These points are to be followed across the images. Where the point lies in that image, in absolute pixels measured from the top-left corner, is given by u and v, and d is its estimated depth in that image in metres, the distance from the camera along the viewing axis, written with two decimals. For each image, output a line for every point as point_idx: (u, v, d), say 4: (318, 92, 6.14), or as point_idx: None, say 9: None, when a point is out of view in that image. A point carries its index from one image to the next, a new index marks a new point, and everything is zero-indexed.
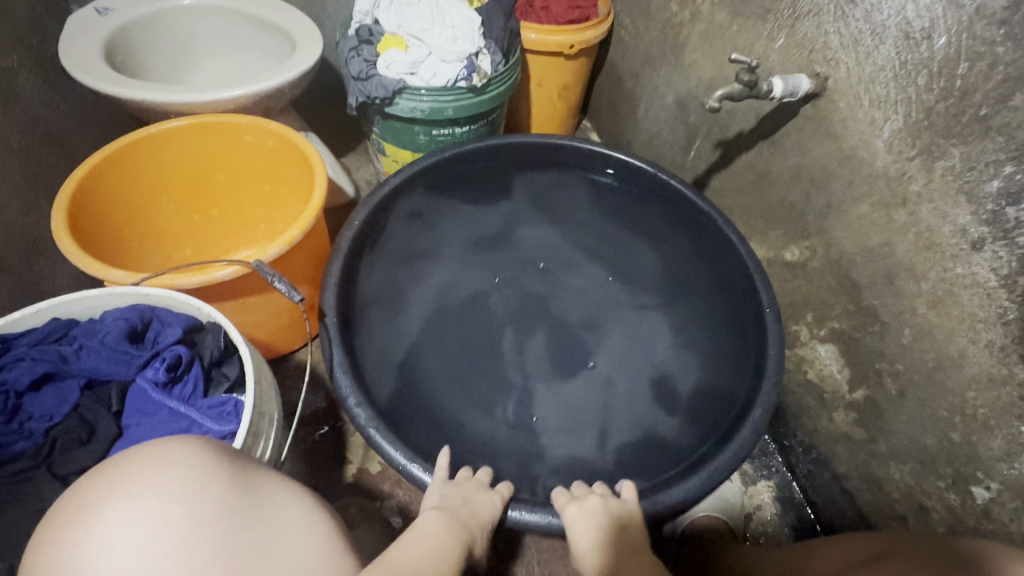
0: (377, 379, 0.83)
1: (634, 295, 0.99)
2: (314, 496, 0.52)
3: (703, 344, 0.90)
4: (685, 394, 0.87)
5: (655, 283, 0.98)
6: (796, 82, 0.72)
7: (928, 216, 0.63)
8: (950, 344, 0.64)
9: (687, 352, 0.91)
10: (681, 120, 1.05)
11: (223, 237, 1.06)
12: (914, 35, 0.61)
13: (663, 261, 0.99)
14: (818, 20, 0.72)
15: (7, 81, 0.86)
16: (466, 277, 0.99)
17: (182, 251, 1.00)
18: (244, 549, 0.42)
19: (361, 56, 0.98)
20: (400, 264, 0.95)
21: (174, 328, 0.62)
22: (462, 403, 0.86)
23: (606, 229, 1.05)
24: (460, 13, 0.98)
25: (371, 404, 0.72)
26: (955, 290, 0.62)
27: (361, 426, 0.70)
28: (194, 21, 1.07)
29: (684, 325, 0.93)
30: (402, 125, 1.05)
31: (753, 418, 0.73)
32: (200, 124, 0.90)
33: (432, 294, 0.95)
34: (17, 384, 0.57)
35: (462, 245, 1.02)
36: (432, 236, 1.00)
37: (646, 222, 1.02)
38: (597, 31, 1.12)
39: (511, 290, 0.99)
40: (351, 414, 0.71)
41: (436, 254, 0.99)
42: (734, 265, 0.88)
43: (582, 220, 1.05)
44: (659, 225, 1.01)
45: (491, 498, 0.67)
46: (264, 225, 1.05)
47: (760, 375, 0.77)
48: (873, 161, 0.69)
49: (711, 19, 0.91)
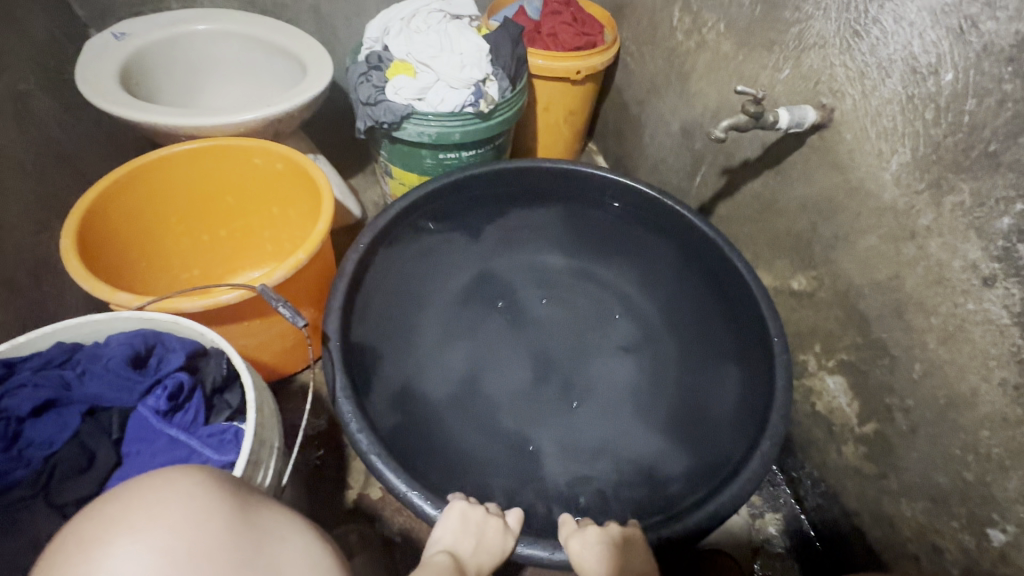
0: (381, 402, 0.82)
1: (638, 321, 0.98)
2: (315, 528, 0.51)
3: (710, 374, 0.89)
4: (690, 423, 0.85)
5: (659, 309, 0.98)
6: (802, 113, 0.72)
7: (937, 250, 0.63)
8: (963, 380, 0.63)
9: (693, 381, 0.89)
10: (686, 148, 1.06)
11: (231, 258, 1.07)
12: (920, 70, 0.61)
13: (670, 287, 0.99)
14: (824, 53, 0.72)
15: (23, 103, 0.88)
16: (468, 303, 0.99)
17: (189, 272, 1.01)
18: None
19: (371, 82, 0.99)
20: (404, 287, 0.95)
21: (178, 353, 0.62)
22: (465, 429, 0.85)
23: (609, 256, 1.05)
24: (468, 40, 0.99)
25: (373, 429, 0.71)
26: (966, 326, 0.61)
27: (363, 451, 0.69)
28: (207, 45, 1.09)
29: (688, 353, 0.92)
30: (410, 149, 1.06)
31: (761, 451, 0.71)
32: (210, 148, 0.92)
33: (435, 318, 0.95)
34: (18, 411, 0.56)
35: (468, 268, 1.02)
36: (434, 261, 0.99)
37: (648, 250, 1.02)
38: (604, 58, 1.14)
39: (513, 316, 0.99)
40: (353, 439, 0.70)
41: (440, 277, 0.99)
42: (741, 292, 0.87)
43: (586, 246, 1.06)
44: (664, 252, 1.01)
45: (503, 539, 0.66)
46: (272, 247, 1.06)
47: (768, 408, 0.75)
48: (880, 194, 0.68)
49: (717, 48, 0.92)
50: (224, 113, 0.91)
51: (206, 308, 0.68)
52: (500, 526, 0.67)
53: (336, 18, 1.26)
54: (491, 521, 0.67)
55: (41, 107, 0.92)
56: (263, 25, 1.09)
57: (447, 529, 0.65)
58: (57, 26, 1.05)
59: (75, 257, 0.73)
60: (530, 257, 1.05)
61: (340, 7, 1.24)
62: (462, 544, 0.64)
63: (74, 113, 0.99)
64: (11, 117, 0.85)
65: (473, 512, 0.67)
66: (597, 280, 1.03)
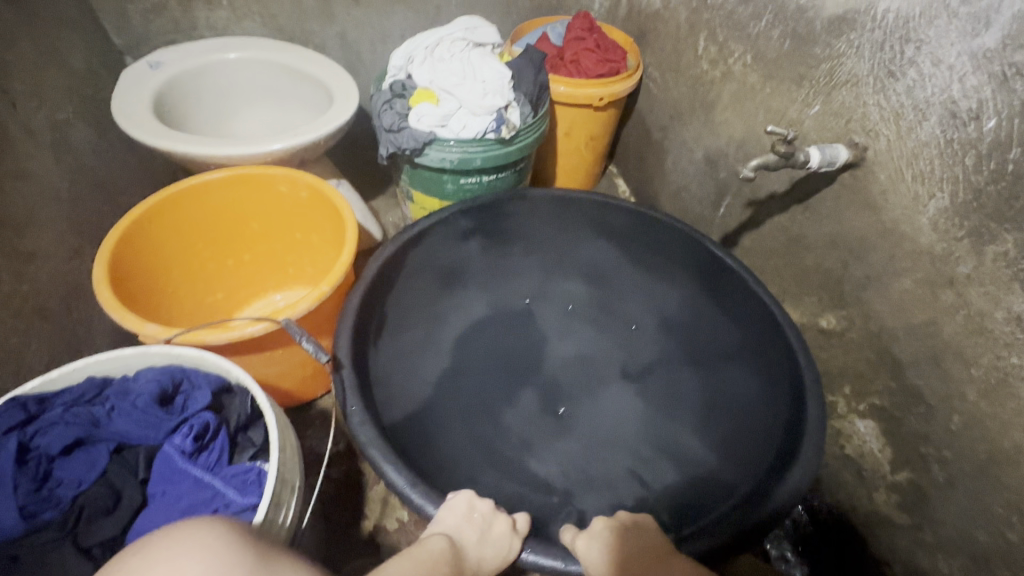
0: (392, 409, 0.80)
1: (650, 345, 0.95)
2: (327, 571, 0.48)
3: (730, 402, 0.85)
4: (704, 450, 0.82)
5: (674, 332, 0.95)
6: (833, 153, 0.71)
7: (978, 300, 0.60)
8: (1005, 437, 0.60)
9: (717, 414, 0.85)
10: (711, 177, 1.05)
11: (253, 281, 1.08)
12: (960, 115, 0.59)
13: (687, 309, 0.96)
14: (857, 91, 0.71)
15: (62, 133, 0.91)
16: (479, 329, 0.96)
17: (214, 294, 1.03)
18: None
19: (394, 110, 1.00)
20: (421, 296, 0.93)
21: (204, 391, 0.63)
22: (472, 452, 0.82)
23: (624, 275, 1.01)
24: (491, 68, 0.99)
25: (375, 423, 0.70)
26: (1010, 380, 0.59)
27: (366, 452, 0.67)
28: (237, 72, 1.11)
29: (706, 379, 0.89)
30: (432, 174, 1.06)
31: (793, 478, 0.67)
32: (239, 176, 0.93)
33: (442, 330, 0.94)
34: (49, 449, 0.57)
35: (479, 288, 1.00)
36: (449, 267, 0.97)
37: (667, 269, 0.98)
38: (627, 84, 1.12)
39: (524, 338, 0.97)
40: (353, 430, 0.69)
41: (452, 293, 0.97)
42: (760, 319, 0.84)
43: (601, 267, 1.03)
44: (680, 275, 0.97)
45: (509, 540, 0.64)
46: (294, 270, 1.08)
47: (799, 435, 0.71)
48: (917, 238, 0.66)
49: (743, 79, 0.90)
50: (253, 142, 0.93)
51: (230, 338, 0.68)
52: (507, 524, 0.66)
53: (361, 44, 1.28)
54: (499, 517, 0.66)
55: (78, 135, 0.95)
56: (291, 53, 1.11)
57: (451, 512, 0.65)
58: (96, 55, 1.09)
59: (105, 286, 0.74)
60: (541, 276, 1.03)
61: (366, 34, 1.26)
62: (463, 530, 0.64)
63: (108, 140, 1.03)
64: (50, 147, 0.87)
65: (481, 504, 0.67)
66: (611, 302, 1.01)
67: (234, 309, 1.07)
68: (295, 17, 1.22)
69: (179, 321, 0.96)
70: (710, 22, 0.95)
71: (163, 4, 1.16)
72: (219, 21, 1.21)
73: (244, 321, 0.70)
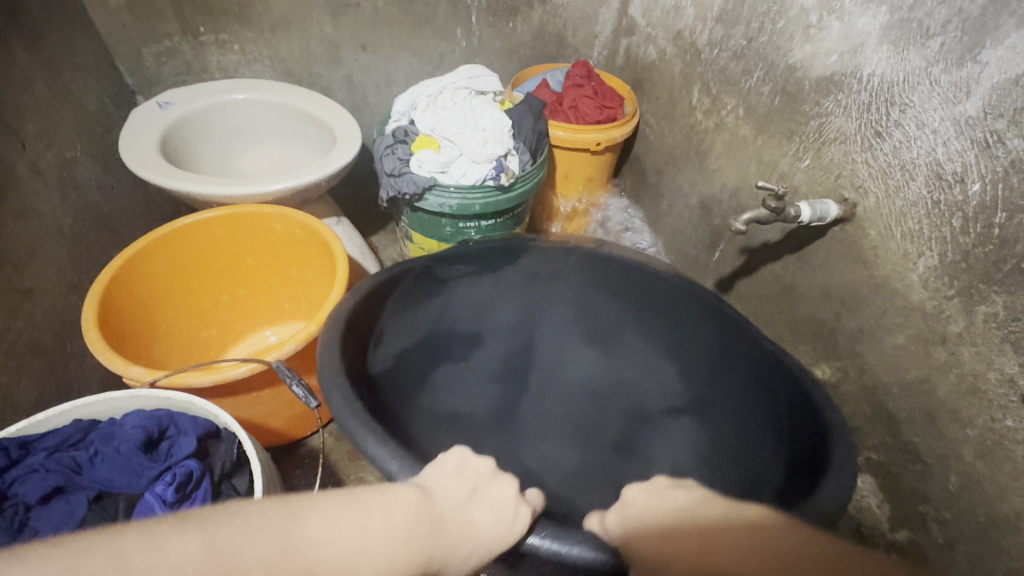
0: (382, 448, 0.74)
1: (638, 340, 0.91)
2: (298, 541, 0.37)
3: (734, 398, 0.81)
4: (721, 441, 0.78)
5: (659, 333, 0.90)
6: (824, 208, 0.72)
7: (971, 359, 0.60)
8: (1004, 502, 0.59)
9: (730, 431, 0.79)
10: (705, 222, 1.06)
11: (249, 314, 1.08)
12: (946, 177, 0.61)
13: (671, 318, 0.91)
14: (845, 148, 0.73)
15: (69, 170, 0.93)
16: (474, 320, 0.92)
17: (209, 329, 1.03)
18: None
19: (396, 155, 1.02)
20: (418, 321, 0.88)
21: (190, 437, 0.62)
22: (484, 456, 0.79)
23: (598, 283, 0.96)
24: (492, 116, 1.02)
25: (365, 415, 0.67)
26: (1006, 443, 0.58)
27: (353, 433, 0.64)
28: (246, 112, 1.15)
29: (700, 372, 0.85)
30: (430, 217, 1.07)
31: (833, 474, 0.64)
32: (234, 214, 0.94)
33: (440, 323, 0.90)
34: (27, 497, 0.56)
35: (467, 315, 0.92)
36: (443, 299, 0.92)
37: (647, 289, 0.94)
38: (624, 131, 1.13)
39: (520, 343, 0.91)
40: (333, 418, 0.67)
41: (431, 320, 0.89)
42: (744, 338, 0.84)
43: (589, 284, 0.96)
44: (659, 298, 0.93)
45: (516, 506, 0.50)
46: (289, 305, 1.08)
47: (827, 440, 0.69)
48: (908, 294, 0.66)
49: (736, 131, 0.93)
50: (254, 182, 0.95)
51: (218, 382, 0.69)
52: (513, 488, 0.51)
53: (367, 87, 1.32)
54: (500, 479, 0.52)
55: (85, 173, 0.97)
56: (299, 95, 1.14)
57: (440, 468, 0.51)
58: (109, 95, 1.13)
59: (94, 327, 0.74)
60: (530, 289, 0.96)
61: (371, 78, 1.30)
62: (450, 486, 0.49)
63: (114, 175, 1.05)
64: (56, 184, 0.89)
65: (476, 462, 0.53)
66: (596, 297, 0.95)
67: (224, 346, 1.06)
68: (303, 61, 1.26)
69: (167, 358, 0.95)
70: (703, 75, 0.98)
71: (177, 48, 1.21)
72: (230, 64, 1.25)
73: (229, 364, 0.70)
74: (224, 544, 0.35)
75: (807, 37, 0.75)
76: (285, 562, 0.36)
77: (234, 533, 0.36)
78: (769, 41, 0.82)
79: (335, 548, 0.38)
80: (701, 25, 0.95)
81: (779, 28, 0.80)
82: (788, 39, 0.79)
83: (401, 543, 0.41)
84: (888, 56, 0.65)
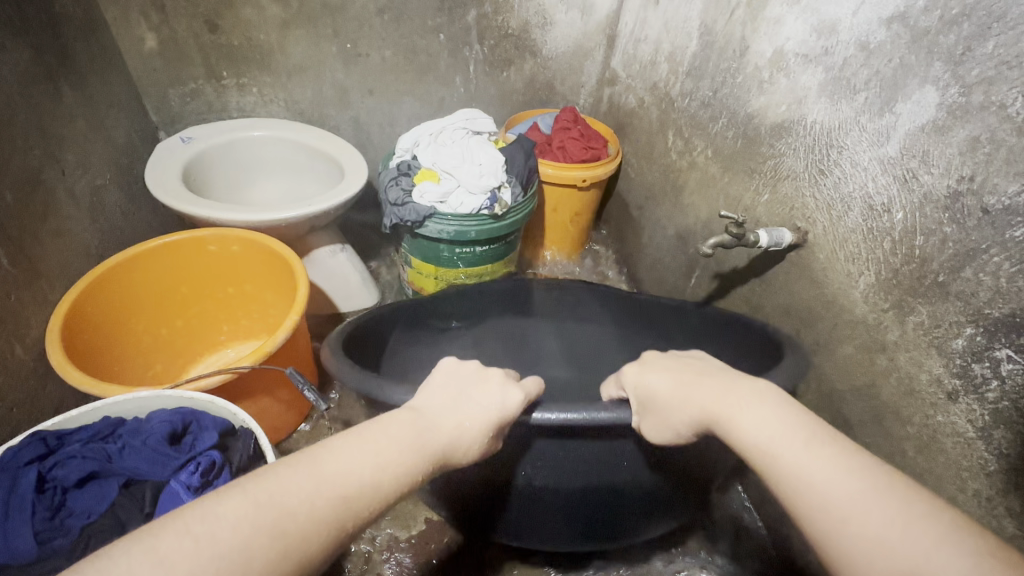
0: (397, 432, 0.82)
1: None
2: (334, 480, 0.43)
3: None
4: None
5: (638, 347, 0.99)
6: (779, 235, 0.82)
7: (906, 364, 0.69)
8: (942, 490, 0.67)
9: None
10: (681, 252, 1.17)
11: (189, 345, 1.08)
12: (876, 208, 0.71)
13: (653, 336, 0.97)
14: (796, 183, 0.84)
15: (100, 198, 1.02)
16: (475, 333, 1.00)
17: (152, 368, 1.01)
18: (271, 544, 0.38)
19: (400, 186, 1.12)
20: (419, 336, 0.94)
21: (211, 432, 0.68)
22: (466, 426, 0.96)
23: (588, 310, 1.02)
24: (487, 153, 1.12)
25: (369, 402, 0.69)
26: (938, 436, 0.67)
27: (368, 387, 0.64)
28: (259, 147, 1.25)
29: None
30: (429, 243, 1.16)
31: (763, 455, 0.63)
32: (177, 242, 0.97)
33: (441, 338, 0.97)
34: (65, 480, 0.63)
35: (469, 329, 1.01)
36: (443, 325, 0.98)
37: (625, 312, 0.99)
38: (608, 169, 1.25)
39: None
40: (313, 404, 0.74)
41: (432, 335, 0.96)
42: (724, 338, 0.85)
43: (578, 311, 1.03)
44: (633, 319, 0.98)
45: (506, 393, 0.57)
46: (229, 325, 1.12)
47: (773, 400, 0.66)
48: (852, 309, 0.76)
49: (705, 170, 1.04)
50: (268, 211, 1.03)
51: (224, 380, 0.77)
52: (502, 379, 0.58)
53: (372, 127, 1.45)
54: (490, 373, 0.59)
55: (111, 199, 1.05)
56: (310, 134, 1.25)
57: (450, 374, 0.58)
58: (136, 130, 1.23)
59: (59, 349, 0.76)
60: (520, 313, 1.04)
61: (376, 119, 1.43)
62: (456, 390, 0.57)
63: (135, 203, 1.14)
64: (87, 208, 0.97)
65: (471, 364, 0.60)
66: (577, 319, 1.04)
67: (186, 363, 1.09)
68: (315, 103, 1.38)
69: (134, 378, 0.98)
70: (677, 121, 1.10)
71: (200, 89, 1.33)
72: (248, 104, 1.37)
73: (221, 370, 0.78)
74: (268, 494, 0.40)
75: (761, 90, 0.88)
76: (323, 494, 0.42)
77: (273, 484, 0.41)
78: (730, 93, 0.94)
79: (360, 468, 0.45)
80: (674, 78, 1.09)
81: (738, 82, 0.92)
82: (746, 91, 0.91)
83: (414, 449, 0.49)
84: (826, 106, 0.77)
